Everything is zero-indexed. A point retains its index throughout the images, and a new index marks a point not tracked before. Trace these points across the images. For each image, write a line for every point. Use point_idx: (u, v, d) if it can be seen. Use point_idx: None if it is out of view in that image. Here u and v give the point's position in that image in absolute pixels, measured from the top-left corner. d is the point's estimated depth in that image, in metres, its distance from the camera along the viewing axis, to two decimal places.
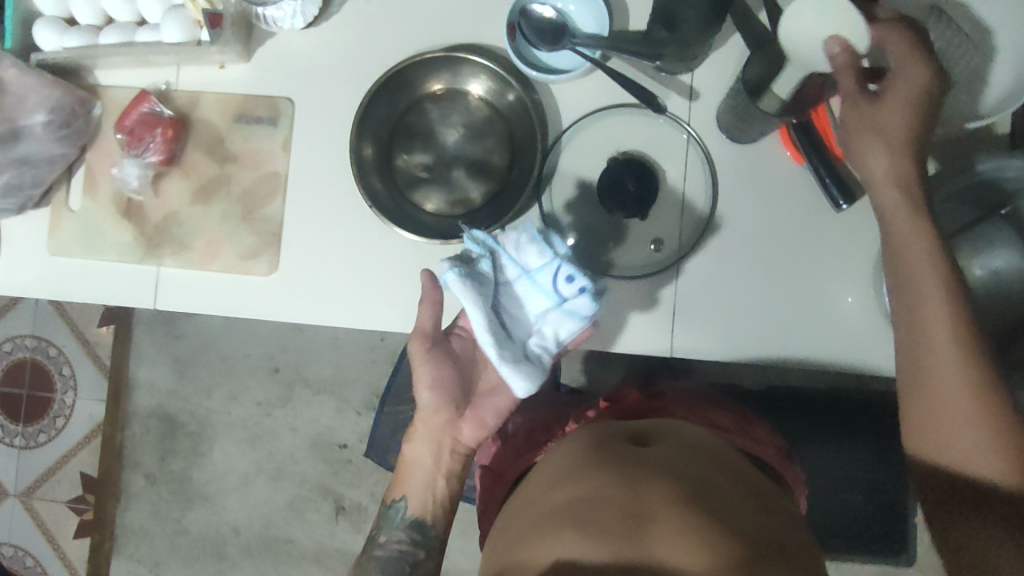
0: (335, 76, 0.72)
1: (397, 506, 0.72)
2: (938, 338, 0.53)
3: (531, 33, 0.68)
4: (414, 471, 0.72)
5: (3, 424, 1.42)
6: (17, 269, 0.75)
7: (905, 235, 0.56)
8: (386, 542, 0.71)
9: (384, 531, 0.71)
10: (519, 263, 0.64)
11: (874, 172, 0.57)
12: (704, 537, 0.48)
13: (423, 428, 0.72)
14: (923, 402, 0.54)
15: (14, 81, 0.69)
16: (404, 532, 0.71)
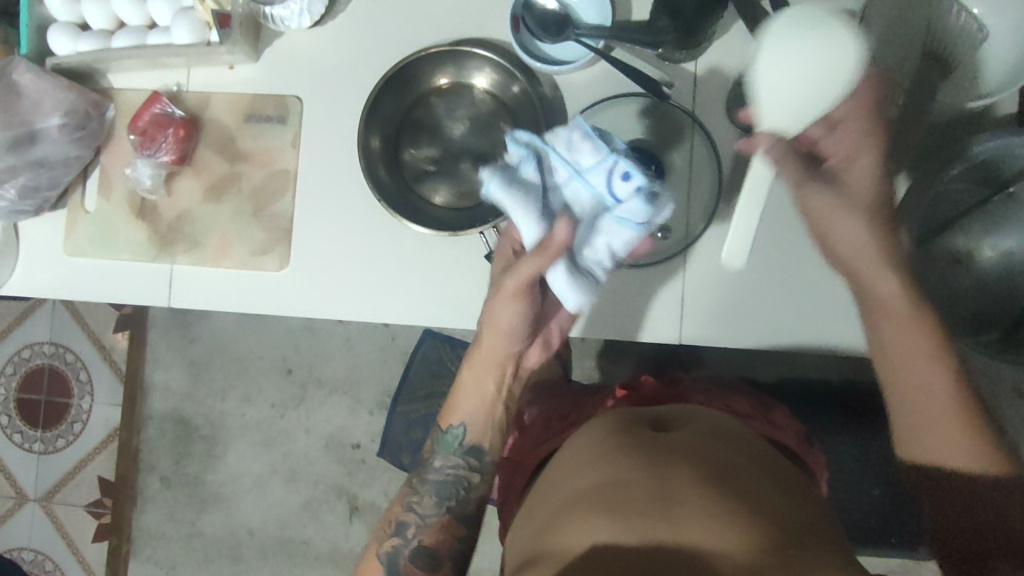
0: (342, 73, 0.73)
1: (454, 433, 0.69)
2: (909, 344, 0.56)
3: (535, 26, 0.69)
4: (470, 396, 0.69)
5: (23, 430, 1.44)
6: (35, 270, 0.77)
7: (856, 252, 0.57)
8: (438, 466, 0.68)
9: (438, 456, 0.69)
10: (570, 162, 0.59)
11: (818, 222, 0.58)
12: (736, 521, 0.49)
13: (483, 353, 0.69)
14: (918, 422, 0.56)
15: (30, 86, 0.71)
16: (456, 457, 0.68)
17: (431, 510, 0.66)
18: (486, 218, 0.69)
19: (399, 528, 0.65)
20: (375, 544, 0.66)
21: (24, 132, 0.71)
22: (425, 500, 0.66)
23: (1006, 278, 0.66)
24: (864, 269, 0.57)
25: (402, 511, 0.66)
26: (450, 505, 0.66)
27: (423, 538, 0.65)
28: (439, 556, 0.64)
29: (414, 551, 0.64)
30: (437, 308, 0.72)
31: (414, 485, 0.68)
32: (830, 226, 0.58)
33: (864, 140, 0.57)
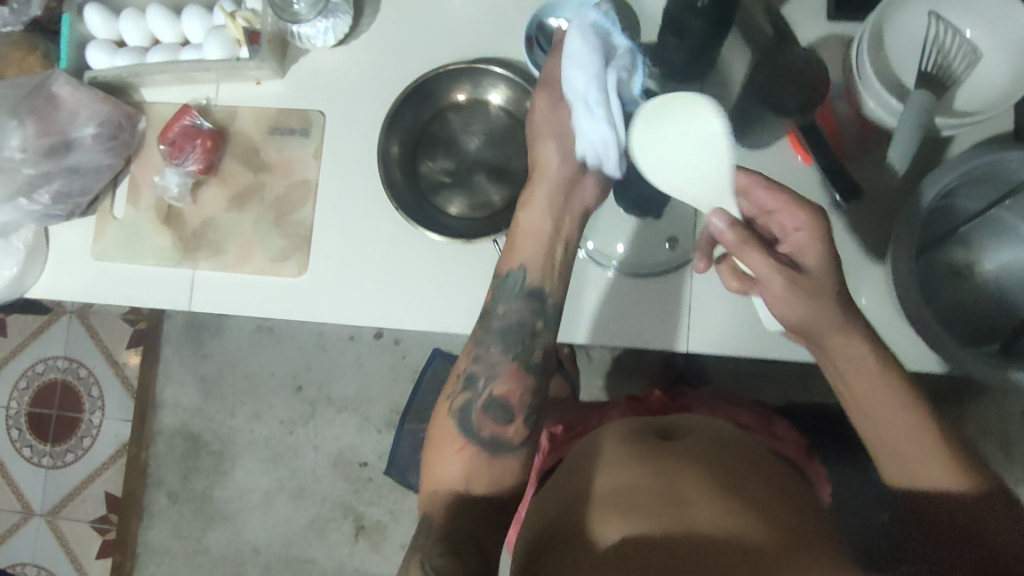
0: (364, 90, 0.77)
1: (512, 276, 0.65)
2: (874, 380, 0.56)
3: (548, 47, 0.73)
4: (531, 235, 0.66)
5: (33, 444, 1.45)
6: (61, 274, 0.79)
7: (829, 323, 0.56)
8: (504, 314, 0.64)
9: (500, 302, 0.65)
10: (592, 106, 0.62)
11: (788, 304, 0.57)
12: (755, 524, 0.49)
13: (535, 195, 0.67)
14: (898, 452, 0.56)
15: (68, 98, 0.75)
16: (520, 300, 0.64)
17: (499, 362, 0.63)
18: (500, 228, 0.72)
19: (469, 382, 0.63)
20: (442, 401, 0.64)
21: (61, 140, 0.75)
22: (495, 352, 0.63)
23: (1006, 290, 0.67)
24: (834, 337, 0.56)
25: (469, 364, 0.63)
26: (518, 353, 0.63)
27: (493, 391, 0.62)
28: (513, 409, 0.62)
29: (485, 403, 0.62)
30: (450, 316, 0.74)
31: (483, 341, 0.64)
32: (790, 314, 0.57)
33: (808, 227, 0.58)
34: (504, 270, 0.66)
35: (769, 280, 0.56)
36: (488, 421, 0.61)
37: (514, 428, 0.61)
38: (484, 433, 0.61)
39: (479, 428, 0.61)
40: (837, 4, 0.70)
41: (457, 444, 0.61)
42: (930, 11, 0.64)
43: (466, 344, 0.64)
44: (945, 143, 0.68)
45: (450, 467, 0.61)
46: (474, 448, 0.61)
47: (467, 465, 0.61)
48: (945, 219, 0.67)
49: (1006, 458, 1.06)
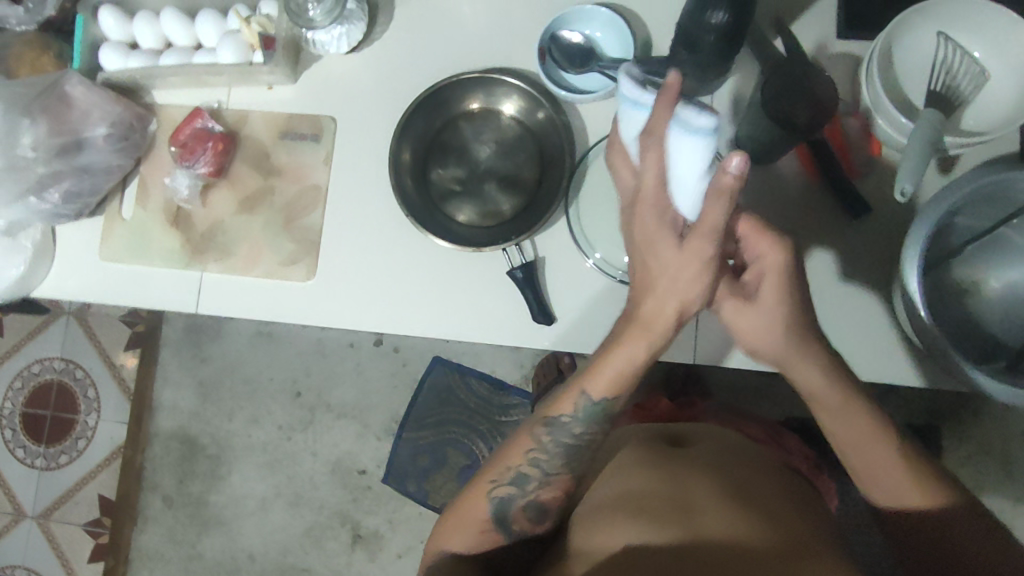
0: (376, 97, 0.77)
1: (591, 410, 0.59)
2: (839, 406, 0.57)
3: (560, 57, 0.74)
4: (625, 369, 0.57)
5: (27, 445, 1.44)
6: (68, 274, 0.79)
7: (786, 348, 0.56)
8: (575, 430, 0.60)
9: (577, 422, 0.60)
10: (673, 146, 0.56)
11: (743, 327, 0.57)
12: (758, 529, 0.49)
13: (647, 332, 0.55)
14: (869, 472, 0.57)
15: (81, 98, 0.75)
16: (593, 427, 0.60)
17: (555, 468, 0.60)
18: (509, 236, 0.72)
19: (516, 479, 0.60)
20: (481, 481, 0.61)
21: (72, 139, 0.75)
22: (553, 457, 0.60)
23: (1013, 308, 0.67)
24: (792, 363, 0.57)
25: (523, 462, 0.60)
26: (575, 466, 0.61)
27: (541, 494, 0.60)
28: (549, 510, 0.61)
29: (528, 502, 0.60)
30: (458, 324, 0.74)
31: (544, 440, 0.60)
32: (751, 334, 0.57)
33: (772, 257, 0.54)
34: (576, 405, 0.59)
35: (719, 304, 0.57)
36: (522, 519, 0.60)
37: (542, 526, 0.61)
38: (514, 525, 0.60)
39: (513, 521, 0.60)
40: (846, 22, 0.71)
41: (484, 524, 0.60)
42: (937, 31, 0.65)
43: (527, 436, 0.61)
44: (952, 162, 0.69)
45: (470, 540, 0.60)
46: (501, 537, 0.60)
47: (486, 540, 0.60)
48: (953, 235, 0.67)
49: (1005, 477, 1.06)
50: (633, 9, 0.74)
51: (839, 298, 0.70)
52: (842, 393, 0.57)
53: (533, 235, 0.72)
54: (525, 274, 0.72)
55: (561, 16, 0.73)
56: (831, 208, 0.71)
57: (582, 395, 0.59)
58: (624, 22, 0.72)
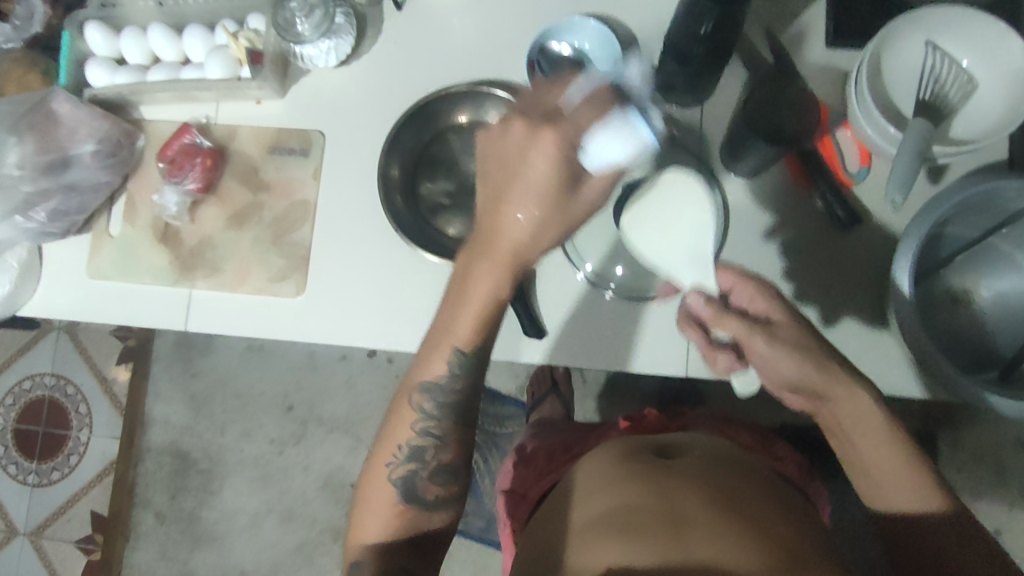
0: (364, 112, 0.77)
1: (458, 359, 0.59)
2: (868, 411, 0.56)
3: (549, 70, 0.72)
4: (477, 307, 0.57)
5: (18, 461, 1.42)
6: (56, 292, 0.78)
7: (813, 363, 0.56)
8: (449, 387, 0.60)
9: (443, 376, 0.60)
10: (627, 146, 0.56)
11: (778, 361, 0.56)
12: (744, 542, 0.48)
13: (492, 262, 0.56)
14: (892, 476, 0.56)
15: (68, 115, 0.74)
16: (467, 379, 0.60)
17: (447, 429, 0.61)
18: None
19: (415, 453, 0.60)
20: (379, 462, 0.61)
21: (59, 157, 0.74)
22: (439, 420, 0.61)
23: (1004, 316, 0.67)
24: (832, 385, 0.56)
25: (414, 433, 0.61)
26: (466, 422, 0.62)
27: (442, 459, 0.61)
28: (457, 473, 0.61)
29: (433, 471, 0.60)
30: None
31: (422, 405, 0.61)
32: (775, 363, 0.56)
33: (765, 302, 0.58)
34: (444, 365, 0.59)
35: (753, 338, 0.56)
36: (433, 487, 0.60)
37: (456, 489, 0.62)
38: (428, 496, 0.60)
39: (423, 492, 0.60)
40: (834, 32, 0.71)
41: (392, 502, 0.60)
42: (925, 39, 0.65)
43: (406, 408, 0.61)
44: (941, 170, 0.69)
45: (383, 524, 0.59)
46: (414, 510, 0.60)
47: (396, 523, 0.59)
48: (943, 245, 0.67)
49: (999, 482, 1.06)
50: (622, 21, 0.74)
51: (828, 308, 0.70)
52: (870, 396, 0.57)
53: None
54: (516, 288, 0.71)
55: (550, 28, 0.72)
56: (820, 218, 0.71)
57: (449, 349, 0.59)
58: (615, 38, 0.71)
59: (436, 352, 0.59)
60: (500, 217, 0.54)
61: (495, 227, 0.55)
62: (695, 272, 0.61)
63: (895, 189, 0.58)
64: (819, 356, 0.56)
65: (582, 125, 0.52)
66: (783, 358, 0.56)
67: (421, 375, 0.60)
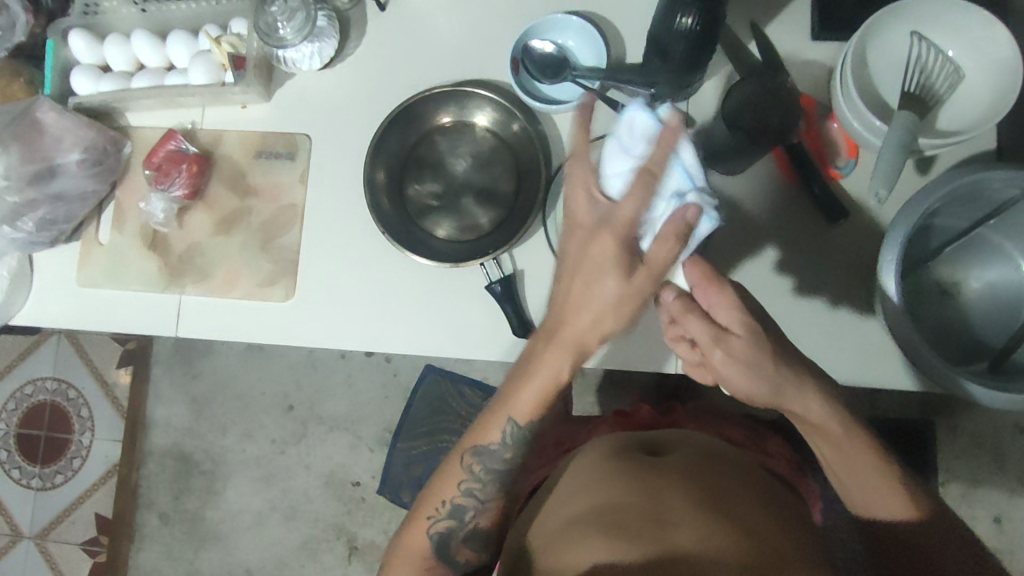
0: (350, 114, 0.77)
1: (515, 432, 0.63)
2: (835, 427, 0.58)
3: (534, 68, 0.73)
4: (541, 388, 0.60)
5: (22, 466, 1.43)
6: (48, 300, 0.79)
7: (777, 386, 0.56)
8: (502, 454, 0.64)
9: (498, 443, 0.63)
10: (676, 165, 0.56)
11: (732, 373, 0.55)
12: (727, 542, 0.48)
13: (555, 349, 0.59)
14: (862, 487, 0.58)
15: (53, 124, 0.74)
16: (518, 449, 0.64)
17: (490, 495, 0.65)
18: (488, 250, 0.72)
19: (455, 511, 0.64)
20: (420, 521, 0.65)
21: (45, 166, 0.74)
22: (485, 484, 0.64)
23: (996, 306, 0.67)
24: (787, 395, 0.56)
25: (459, 494, 0.64)
26: (509, 489, 0.65)
27: (478, 522, 0.65)
28: (491, 537, 0.65)
29: (469, 533, 0.64)
30: (438, 338, 0.73)
31: (472, 468, 0.64)
32: (735, 379, 0.55)
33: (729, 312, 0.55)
34: (501, 433, 0.63)
35: (711, 348, 0.55)
36: (466, 551, 0.65)
37: (487, 554, 0.66)
38: (460, 557, 0.65)
39: (456, 551, 0.65)
40: (821, 25, 0.70)
41: (427, 559, 0.64)
42: (911, 30, 0.65)
43: (456, 468, 0.64)
44: (929, 161, 0.68)
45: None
46: (445, 567, 0.65)
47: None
48: (931, 237, 0.67)
49: (999, 468, 1.06)
50: (606, 17, 0.73)
51: (818, 301, 0.70)
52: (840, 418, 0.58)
53: (512, 248, 0.72)
54: (503, 289, 0.71)
55: (532, 26, 0.73)
56: (809, 211, 0.70)
57: (508, 420, 0.62)
58: (597, 35, 0.72)
59: (496, 418, 0.63)
60: (561, 309, 0.58)
61: (557, 316, 0.58)
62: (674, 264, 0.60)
63: (881, 184, 0.58)
64: (777, 369, 0.55)
65: (626, 214, 0.55)
66: (736, 372, 0.55)
67: (477, 438, 0.64)
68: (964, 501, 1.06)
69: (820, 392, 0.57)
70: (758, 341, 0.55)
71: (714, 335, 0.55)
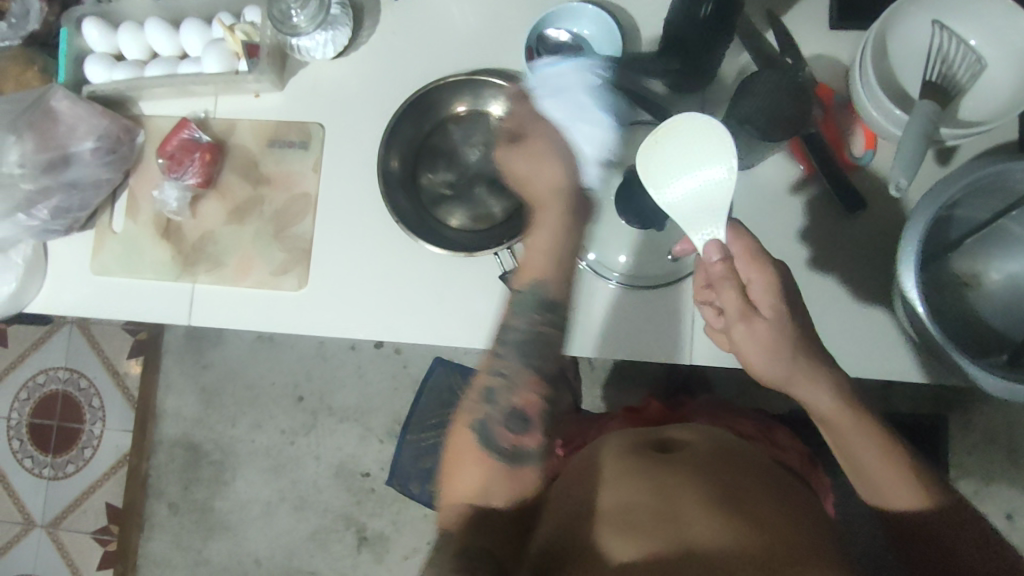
0: (363, 103, 0.76)
1: (529, 292, 0.65)
2: (847, 423, 0.57)
3: (550, 57, 0.72)
4: (546, 250, 0.66)
5: (34, 455, 1.44)
6: (61, 288, 0.79)
7: (797, 373, 0.56)
8: (516, 325, 0.65)
9: (516, 317, 0.65)
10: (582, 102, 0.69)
11: (751, 354, 0.56)
12: (745, 540, 0.48)
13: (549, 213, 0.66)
14: (874, 481, 0.58)
15: (67, 113, 0.74)
16: (541, 315, 0.65)
17: (519, 372, 0.63)
18: (501, 240, 0.71)
19: (487, 394, 0.63)
20: (464, 410, 0.64)
21: (59, 155, 0.74)
22: (513, 364, 0.64)
23: (1014, 299, 0.66)
24: (797, 383, 0.56)
25: (488, 376, 0.64)
26: (536, 365, 0.64)
27: (513, 401, 0.62)
28: (531, 418, 0.62)
29: (506, 414, 0.62)
30: (450, 328, 0.73)
31: (497, 356, 0.64)
32: (751, 357, 0.56)
33: (762, 275, 0.56)
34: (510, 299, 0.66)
35: (734, 326, 0.56)
36: (507, 432, 0.61)
37: (533, 437, 0.61)
38: (504, 443, 0.61)
39: (499, 438, 0.61)
40: (839, 13, 0.69)
41: (476, 454, 0.61)
42: (932, 19, 0.64)
43: (485, 358, 0.65)
44: (949, 152, 0.68)
45: (471, 476, 0.60)
46: (495, 458, 0.61)
47: (483, 474, 0.60)
48: (950, 229, 0.66)
49: (1012, 465, 1.05)
50: (622, 6, 0.73)
51: (836, 292, 0.69)
52: (850, 409, 0.57)
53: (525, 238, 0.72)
54: None
55: (547, 15, 0.72)
56: (824, 202, 0.70)
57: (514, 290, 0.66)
58: (613, 20, 0.71)
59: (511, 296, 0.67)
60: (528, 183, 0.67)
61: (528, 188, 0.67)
62: (704, 223, 0.59)
63: (901, 172, 0.56)
64: (799, 346, 0.56)
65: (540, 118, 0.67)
66: (761, 353, 0.55)
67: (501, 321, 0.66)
68: (976, 498, 1.05)
69: (841, 397, 0.57)
70: (783, 324, 0.55)
71: (743, 310, 0.55)
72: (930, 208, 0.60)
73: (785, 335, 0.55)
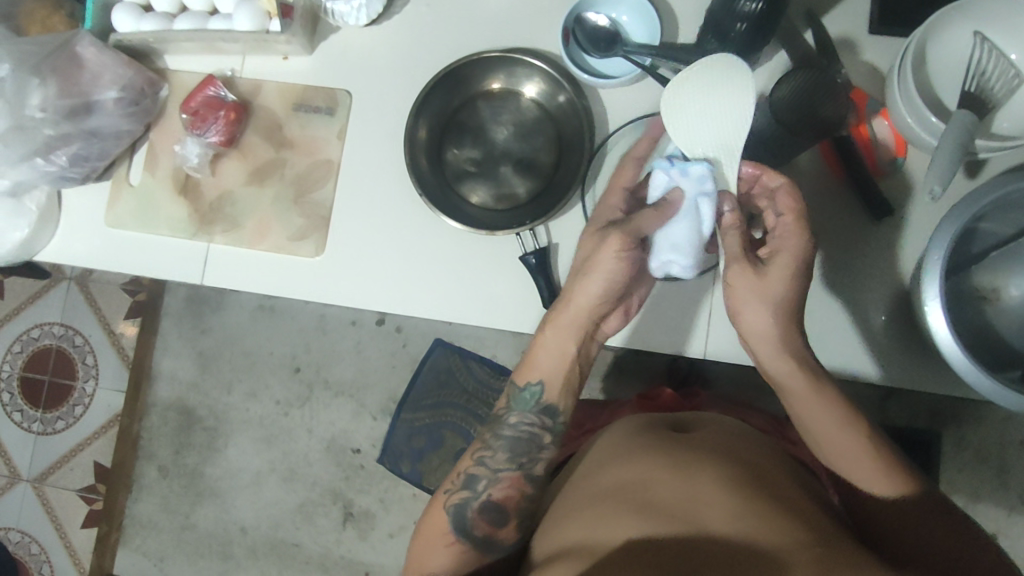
0: (392, 72, 0.76)
1: (529, 390, 0.66)
2: (824, 404, 0.59)
3: (585, 40, 0.72)
4: (554, 364, 0.65)
5: (23, 409, 1.43)
6: (73, 238, 0.78)
7: (766, 332, 0.60)
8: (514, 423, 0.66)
9: (514, 411, 0.66)
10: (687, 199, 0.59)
11: (743, 311, 0.60)
12: (765, 521, 0.48)
13: (566, 317, 0.65)
14: (848, 466, 0.58)
15: (92, 59, 0.74)
16: (534, 418, 0.66)
17: (502, 465, 0.65)
18: (525, 221, 0.70)
19: (469, 482, 0.65)
20: (439, 496, 0.65)
21: (82, 102, 0.73)
22: (498, 454, 0.65)
23: None
24: (772, 344, 0.60)
25: (473, 464, 0.65)
26: (523, 462, 0.65)
27: (492, 493, 0.64)
28: (507, 512, 0.63)
29: (483, 503, 0.63)
30: (464, 306, 0.73)
31: (487, 455, 0.65)
32: (742, 314, 0.60)
33: (791, 237, 0.59)
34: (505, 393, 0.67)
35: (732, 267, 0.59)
36: (483, 523, 0.63)
37: (507, 531, 0.63)
38: (477, 532, 0.63)
39: (473, 526, 0.63)
40: (881, 17, 0.69)
41: (448, 538, 0.63)
42: (975, 31, 0.62)
43: (468, 458, 0.66)
44: (979, 165, 0.68)
45: (439, 555, 0.62)
46: (464, 545, 0.62)
47: (451, 559, 0.62)
48: (973, 242, 0.67)
49: (1001, 485, 1.06)
50: None
51: (852, 297, 0.69)
52: (815, 384, 0.59)
53: (548, 220, 0.71)
54: (537, 261, 0.70)
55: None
56: (848, 206, 0.70)
57: (514, 386, 0.67)
58: (653, 10, 0.71)
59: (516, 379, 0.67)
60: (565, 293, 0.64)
61: (563, 299, 0.65)
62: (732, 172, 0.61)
63: (935, 180, 0.56)
64: (788, 307, 0.59)
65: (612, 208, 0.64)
66: (749, 301, 0.59)
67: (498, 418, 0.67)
68: None
69: (807, 374, 0.59)
70: (784, 277, 0.58)
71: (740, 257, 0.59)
72: (961, 214, 0.60)
73: (788, 281, 0.58)
